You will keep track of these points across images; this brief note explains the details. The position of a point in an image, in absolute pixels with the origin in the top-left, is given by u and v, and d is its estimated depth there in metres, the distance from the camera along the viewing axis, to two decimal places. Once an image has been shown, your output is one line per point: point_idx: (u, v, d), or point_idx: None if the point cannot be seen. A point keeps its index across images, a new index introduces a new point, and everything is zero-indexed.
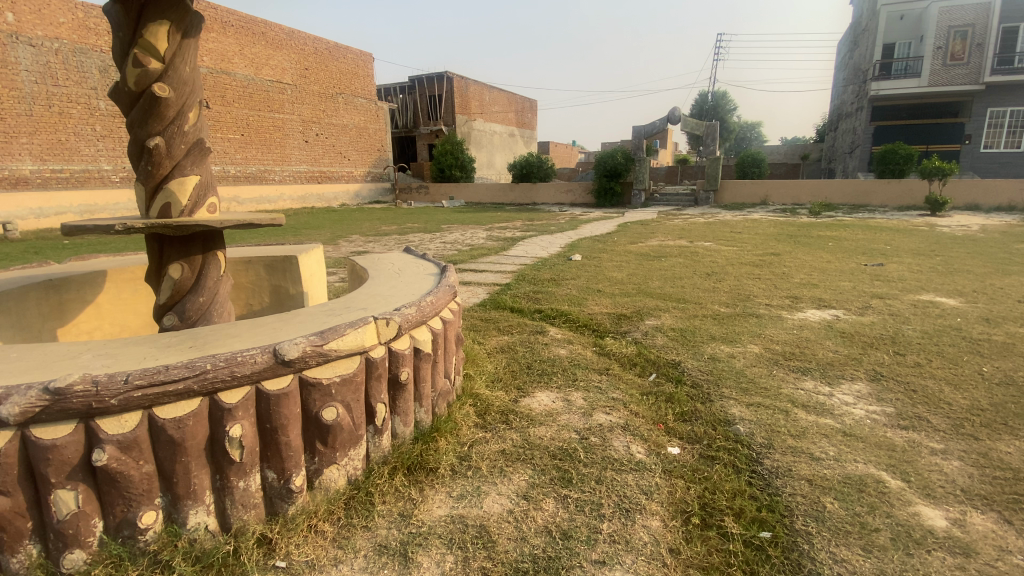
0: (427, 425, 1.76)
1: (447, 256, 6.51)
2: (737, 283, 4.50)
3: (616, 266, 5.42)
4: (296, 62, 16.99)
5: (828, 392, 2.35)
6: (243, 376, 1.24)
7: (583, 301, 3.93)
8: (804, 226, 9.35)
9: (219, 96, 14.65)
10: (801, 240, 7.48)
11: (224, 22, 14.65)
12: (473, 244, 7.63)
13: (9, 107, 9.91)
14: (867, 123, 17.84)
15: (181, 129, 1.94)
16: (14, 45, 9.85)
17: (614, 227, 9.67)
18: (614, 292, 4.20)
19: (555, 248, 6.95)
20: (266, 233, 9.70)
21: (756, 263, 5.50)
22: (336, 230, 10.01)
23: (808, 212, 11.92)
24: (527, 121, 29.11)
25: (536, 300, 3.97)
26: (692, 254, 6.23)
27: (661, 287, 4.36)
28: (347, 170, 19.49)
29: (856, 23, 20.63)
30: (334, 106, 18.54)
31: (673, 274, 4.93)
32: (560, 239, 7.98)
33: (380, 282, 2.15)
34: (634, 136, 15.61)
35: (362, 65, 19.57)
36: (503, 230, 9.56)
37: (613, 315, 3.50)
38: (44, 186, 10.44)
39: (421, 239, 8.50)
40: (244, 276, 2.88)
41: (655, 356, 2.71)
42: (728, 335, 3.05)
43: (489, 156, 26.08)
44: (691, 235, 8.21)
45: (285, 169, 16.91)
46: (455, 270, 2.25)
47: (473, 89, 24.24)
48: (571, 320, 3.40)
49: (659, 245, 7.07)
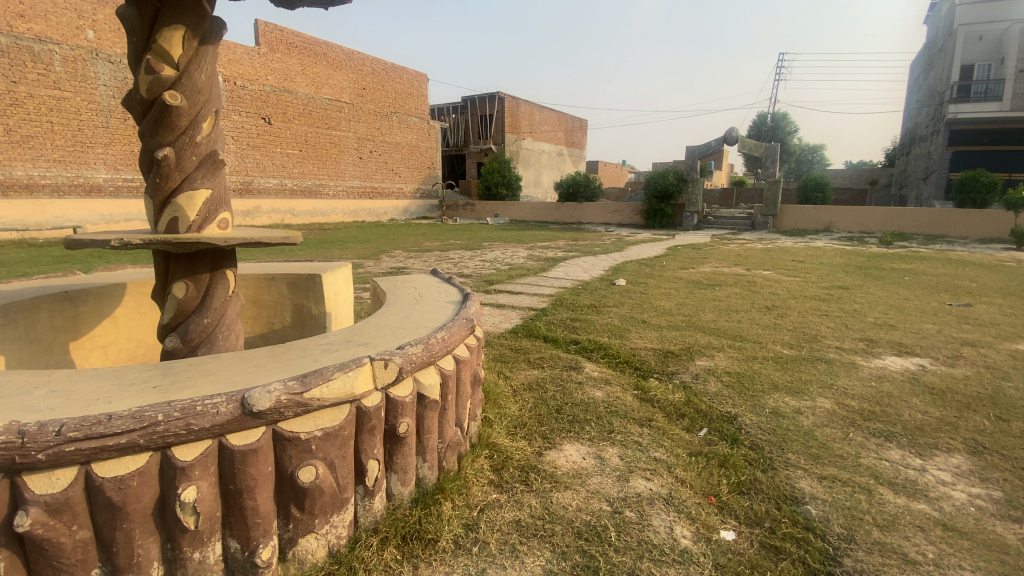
0: (430, 483, 1.51)
1: (485, 275, 6.34)
2: (801, 320, 4.05)
3: (663, 294, 5.05)
4: (355, 82, 17.60)
5: (919, 467, 1.92)
6: (201, 430, 1.03)
7: (626, 332, 3.62)
8: (874, 257, 8.60)
9: (281, 114, 15.31)
10: (872, 273, 6.82)
11: (289, 43, 15.38)
12: (514, 264, 7.44)
13: (89, 120, 10.67)
14: (944, 148, 16.52)
15: (193, 140, 1.82)
16: (94, 61, 10.62)
17: (663, 250, 9.26)
18: (659, 323, 3.86)
19: (598, 271, 6.64)
20: (313, 245, 9.92)
21: (822, 297, 5.00)
22: (380, 245, 10.11)
23: (878, 241, 11.03)
24: (576, 141, 29.01)
25: (573, 328, 3.69)
26: (748, 284, 5.76)
27: (712, 321, 3.96)
28: (397, 186, 19.94)
29: (932, 43, 19.42)
30: (388, 123, 19.05)
31: (727, 306, 4.52)
32: (604, 261, 7.66)
33: (395, 308, 1.94)
34: (687, 157, 15.06)
35: (417, 85, 20.09)
36: (546, 250, 9.34)
37: (659, 352, 3.17)
38: (115, 193, 11.17)
39: (461, 256, 8.40)
40: (266, 293, 2.75)
41: (707, 408, 2.37)
42: (792, 385, 2.65)
43: (537, 175, 26.06)
44: (747, 263, 7.69)
45: (339, 183, 17.45)
46: (478, 298, 2.00)
47: (524, 109, 24.42)
48: (612, 354, 3.10)
49: (712, 272, 6.62)
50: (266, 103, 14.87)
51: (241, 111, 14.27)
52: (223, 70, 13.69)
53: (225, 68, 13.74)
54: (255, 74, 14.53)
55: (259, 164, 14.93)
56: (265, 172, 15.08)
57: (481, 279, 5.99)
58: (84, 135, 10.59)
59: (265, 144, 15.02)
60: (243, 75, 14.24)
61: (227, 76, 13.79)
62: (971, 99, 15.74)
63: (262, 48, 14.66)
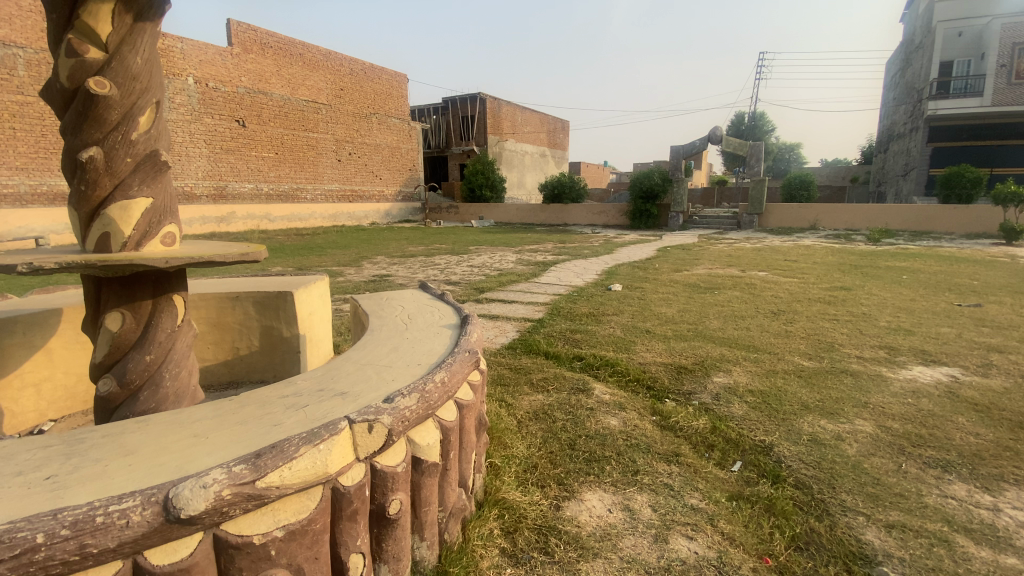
0: (430, 566, 1.20)
1: (474, 282, 6.03)
2: (813, 327, 3.82)
3: (663, 300, 4.80)
4: (332, 83, 17.12)
5: (993, 506, 1.68)
6: (106, 551, 0.71)
7: (631, 345, 3.33)
8: (866, 255, 8.51)
9: (256, 116, 14.77)
10: (868, 272, 6.70)
11: (263, 43, 14.83)
12: (503, 269, 7.13)
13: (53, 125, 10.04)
14: (923, 144, 16.72)
15: (128, 138, 1.47)
16: None
17: (653, 251, 9.05)
18: (666, 333, 3.58)
19: (592, 275, 6.37)
20: (291, 253, 9.46)
21: (828, 300, 4.80)
22: (361, 250, 9.71)
23: (866, 238, 11.01)
24: (558, 141, 28.83)
25: (574, 342, 3.38)
26: (749, 286, 5.55)
27: (720, 329, 3.71)
28: (378, 189, 19.50)
29: (909, 41, 19.65)
30: (368, 125, 18.59)
31: (733, 312, 4.28)
32: (595, 264, 7.40)
33: (379, 337, 1.62)
34: (672, 156, 14.93)
35: (396, 85, 19.66)
36: (534, 253, 9.05)
37: (671, 367, 2.89)
38: None
39: (447, 261, 8.05)
40: (229, 314, 2.41)
41: (737, 436, 2.10)
42: (825, 405, 2.40)
43: (520, 176, 25.81)
44: (741, 263, 7.51)
45: (317, 187, 16.96)
46: (479, 323, 1.70)
47: (506, 110, 24.15)
48: (620, 371, 2.81)
49: (708, 274, 6.41)
50: (240, 105, 14.31)
51: (214, 114, 13.70)
52: (195, 71, 13.11)
53: (197, 69, 13.16)
54: (228, 75, 13.96)
55: (234, 168, 14.38)
56: (240, 176, 14.54)
57: (470, 287, 5.67)
58: (49, 141, 9.97)
59: (240, 148, 14.47)
60: (216, 77, 13.66)
61: (199, 78, 13.21)
62: (952, 95, 15.96)
63: (236, 49, 14.10)
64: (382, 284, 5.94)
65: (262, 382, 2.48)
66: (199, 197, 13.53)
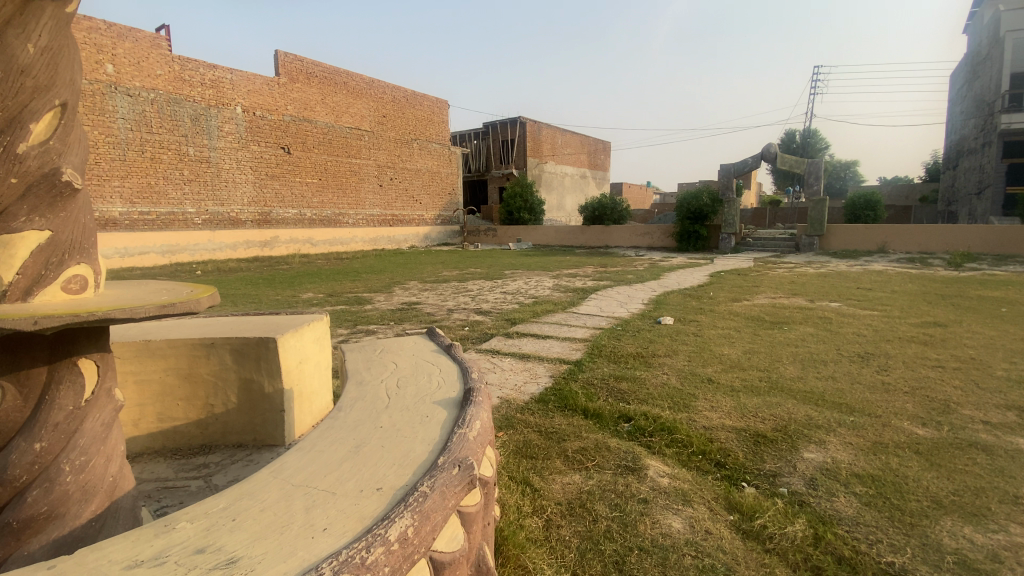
0: None
1: (506, 311, 5.59)
2: (916, 378, 3.11)
3: (722, 337, 4.16)
4: (375, 110, 17.39)
5: None
6: None
7: (690, 400, 2.74)
8: (950, 283, 7.50)
9: (300, 143, 15.08)
10: (961, 303, 5.78)
11: (309, 73, 15.22)
12: (539, 297, 6.62)
13: (106, 153, 11.01)
14: (996, 160, 15.21)
15: (12, 152, 1.29)
16: (113, 95, 11.04)
17: (704, 277, 8.34)
18: (732, 385, 2.97)
19: (638, 305, 5.77)
20: (325, 277, 9.34)
21: (924, 340, 4.02)
22: (396, 275, 9.50)
23: (945, 263, 9.85)
24: (600, 163, 28.39)
25: (621, 395, 2.83)
26: (822, 320, 4.82)
27: (800, 379, 3.07)
28: (418, 213, 19.53)
29: (974, 51, 18.18)
30: (409, 150, 18.73)
31: (810, 355, 3.61)
32: (641, 292, 6.80)
33: (343, 424, 1.14)
34: (721, 176, 14.12)
35: (438, 111, 19.85)
36: (574, 279, 8.51)
37: (746, 436, 2.30)
38: (131, 227, 11.45)
39: (481, 287, 7.64)
40: (202, 365, 2.01)
41: (853, 554, 1.50)
42: (965, 502, 1.75)
43: (560, 199, 25.47)
44: (807, 292, 6.70)
45: (359, 213, 17.07)
46: (486, 406, 1.20)
47: (547, 132, 23.97)
48: (679, 441, 2.25)
49: (771, 304, 5.69)
50: (285, 133, 14.65)
51: (260, 141, 14.05)
52: (243, 100, 13.54)
53: (245, 98, 13.60)
54: (274, 104, 14.35)
55: (278, 194, 14.64)
56: (284, 202, 14.80)
57: (501, 317, 5.20)
58: (101, 169, 10.92)
59: (284, 174, 14.75)
60: (263, 106, 14.06)
61: (246, 107, 13.62)
62: None
63: (282, 79, 14.52)
64: (410, 314, 5.54)
65: (239, 447, 2.08)
66: (244, 222, 13.81)
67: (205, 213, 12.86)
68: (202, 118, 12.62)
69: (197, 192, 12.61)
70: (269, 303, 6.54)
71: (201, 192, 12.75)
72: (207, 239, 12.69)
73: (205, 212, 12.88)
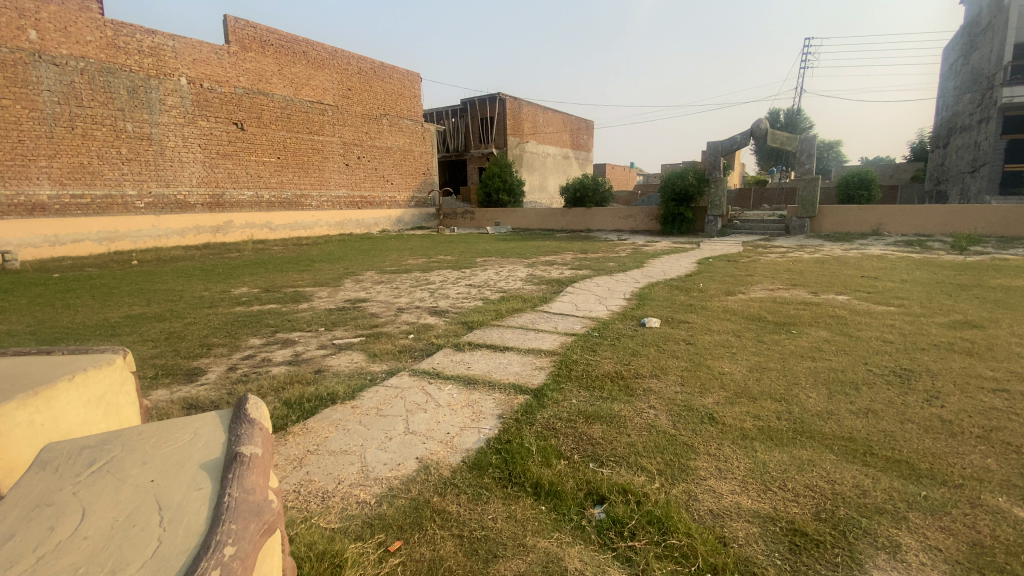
0: None
1: (464, 310, 4.76)
2: (988, 413, 2.32)
3: (720, 346, 3.36)
4: (339, 83, 16.12)
5: None
6: None
7: (688, 457, 1.93)
8: (961, 269, 6.84)
9: (255, 118, 13.83)
10: (982, 295, 5.11)
11: (263, 41, 13.91)
12: (507, 291, 5.76)
13: (30, 130, 9.76)
14: (996, 137, 14.55)
15: None
16: (36, 64, 9.75)
17: (691, 264, 7.59)
18: (743, 429, 2.16)
19: (617, 301, 4.96)
20: (272, 268, 8.33)
21: (970, 351, 3.24)
22: (352, 265, 8.57)
23: (947, 247, 9.21)
24: (582, 142, 27.44)
25: (590, 448, 2.00)
26: (836, 320, 4.06)
27: (834, 419, 2.27)
28: (389, 195, 18.46)
29: (972, 23, 17.40)
30: (378, 127, 17.57)
31: (838, 376, 2.81)
32: (622, 283, 6.00)
33: None
34: (708, 154, 13.24)
35: (409, 84, 18.61)
36: (549, 268, 7.65)
37: (778, 535, 1.50)
38: (63, 212, 10.25)
39: (444, 279, 6.77)
40: None
41: None
42: None
43: (541, 179, 24.53)
44: (808, 282, 5.98)
45: (323, 194, 15.99)
46: None
47: (527, 109, 22.91)
48: (677, 550, 1.43)
49: (771, 299, 4.94)
50: (238, 107, 13.40)
51: (209, 116, 12.79)
52: (188, 71, 12.24)
53: (191, 69, 12.29)
54: (225, 75, 13.06)
55: (232, 174, 13.45)
56: (238, 183, 13.61)
57: (457, 320, 4.34)
58: (24, 148, 9.70)
59: (239, 153, 13.55)
60: (212, 77, 12.77)
61: (192, 78, 12.32)
62: None
63: (233, 47, 13.18)
64: (346, 316, 4.62)
65: None
66: (194, 205, 12.65)
67: (149, 195, 11.64)
68: (141, 90, 11.33)
69: (139, 173, 11.40)
70: (190, 301, 5.58)
71: (143, 172, 11.52)
72: (152, 225, 11.52)
73: (148, 194, 11.65)
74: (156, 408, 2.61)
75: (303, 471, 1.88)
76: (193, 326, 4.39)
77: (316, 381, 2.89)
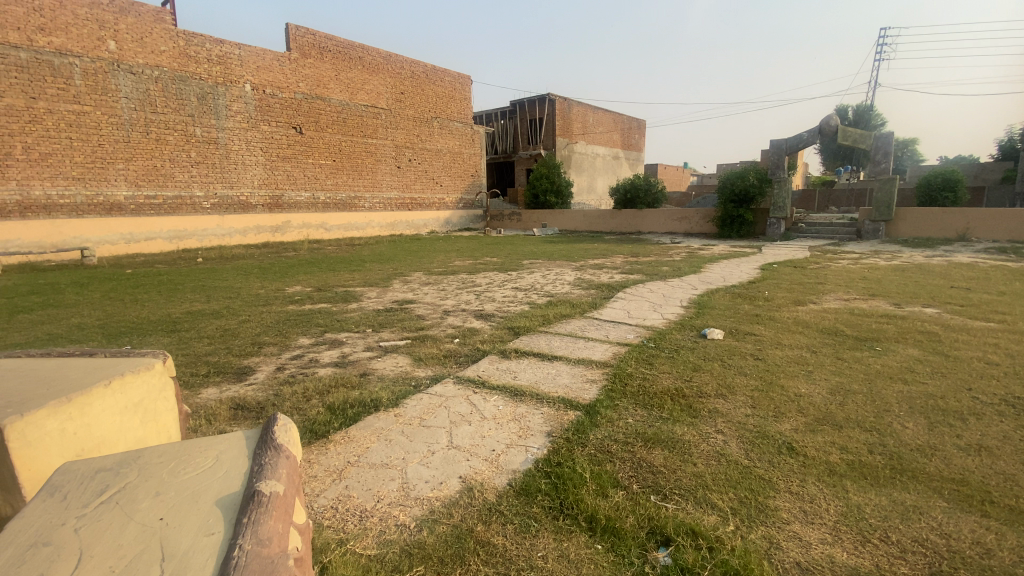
0: None
1: (511, 314, 4.62)
2: None
3: (794, 363, 3.03)
4: (392, 87, 16.44)
5: None
6: None
7: (766, 495, 1.68)
8: None
9: (313, 122, 14.31)
10: None
11: (321, 47, 14.38)
12: (555, 295, 5.57)
13: (109, 135, 10.45)
14: None
15: None
16: (116, 73, 10.43)
17: (754, 270, 7.12)
18: (829, 463, 1.88)
19: (674, 308, 4.67)
20: (325, 267, 8.52)
21: None
22: (401, 265, 8.62)
23: None
24: (634, 142, 26.79)
25: (652, 478, 1.78)
26: (928, 337, 3.61)
27: (939, 457, 1.94)
28: (439, 196, 18.67)
29: None
30: (429, 130, 17.81)
31: (937, 404, 2.45)
32: (678, 289, 5.69)
33: None
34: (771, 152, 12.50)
35: (459, 87, 18.75)
36: (599, 271, 7.40)
37: None
38: (137, 211, 10.94)
39: (491, 282, 6.66)
40: None
41: None
42: None
43: (591, 180, 24.14)
44: (888, 292, 5.45)
45: (376, 196, 16.36)
46: None
47: (577, 110, 22.60)
48: None
49: (847, 310, 4.49)
50: (297, 112, 13.91)
51: (271, 121, 13.34)
52: (252, 77, 12.81)
53: (255, 75, 12.85)
54: (286, 81, 13.57)
55: (290, 176, 13.96)
56: (296, 184, 14.12)
57: (504, 325, 4.20)
58: (104, 151, 10.39)
59: (297, 156, 14.05)
60: (274, 83, 13.30)
61: (255, 84, 12.88)
62: None
63: (293, 53, 13.69)
64: (393, 317, 4.57)
65: None
66: (255, 206, 13.24)
67: (214, 196, 12.27)
68: (209, 96, 11.94)
69: (206, 175, 12.02)
70: (246, 299, 5.73)
71: (210, 174, 12.15)
72: (217, 224, 12.12)
73: (214, 195, 12.28)
74: (204, 408, 2.60)
75: (342, 485, 1.77)
76: (246, 324, 4.48)
77: (360, 385, 2.82)
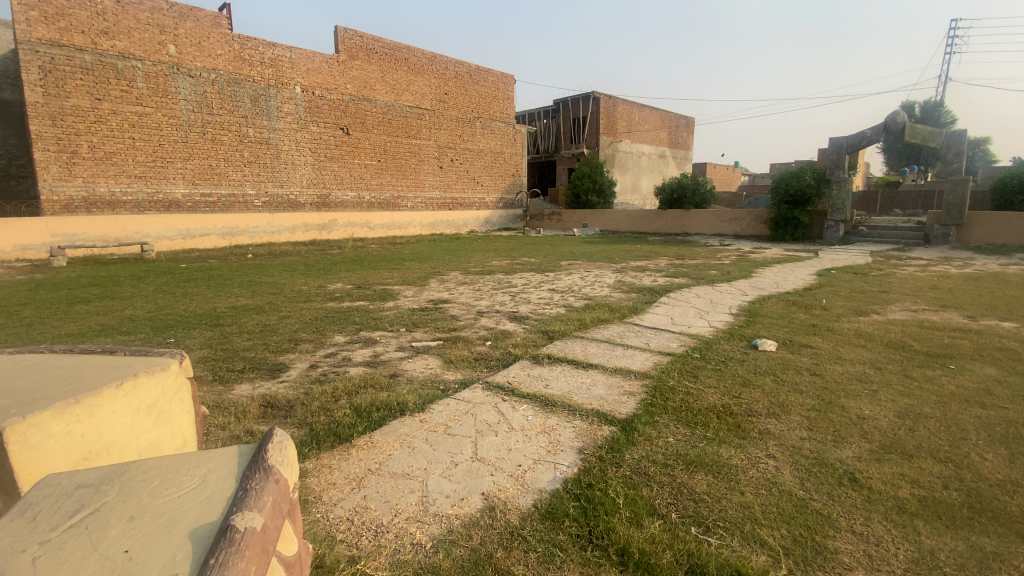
0: None
1: (548, 317, 4.48)
2: None
3: (856, 381, 2.75)
4: (436, 87, 16.59)
5: None
6: None
7: (825, 534, 1.48)
8: None
9: (359, 123, 14.61)
10: None
11: (369, 49, 14.66)
12: (594, 298, 5.40)
13: (169, 136, 11.00)
14: None
15: None
16: (176, 76, 10.97)
17: (809, 276, 6.68)
18: (899, 499, 1.65)
19: (721, 315, 4.41)
20: (366, 265, 8.64)
21: None
22: (440, 264, 8.64)
23: None
24: (681, 141, 26.00)
25: (694, 507, 1.61)
26: (1013, 355, 3.22)
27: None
28: (480, 196, 18.73)
29: None
30: (471, 130, 17.87)
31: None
32: (725, 295, 5.39)
33: None
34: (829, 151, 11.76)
35: (503, 86, 18.73)
36: (641, 274, 7.14)
37: None
38: (193, 208, 11.48)
39: (528, 282, 6.55)
40: None
41: None
42: None
43: (635, 180, 23.61)
44: (963, 303, 4.96)
45: (418, 195, 16.56)
46: None
47: (622, 108, 22.14)
48: None
49: (916, 322, 4.09)
50: (344, 113, 14.25)
51: (319, 122, 13.71)
52: (302, 79, 13.20)
53: (305, 78, 13.24)
54: (334, 83, 13.92)
55: (337, 176, 14.31)
56: (342, 184, 14.47)
57: (539, 328, 4.07)
58: (164, 151, 10.94)
59: (344, 156, 14.39)
60: (323, 85, 13.66)
61: (305, 86, 13.26)
62: None
63: (342, 56, 14.01)
64: (428, 317, 4.53)
65: None
66: (304, 205, 13.67)
67: (265, 195, 12.74)
68: (261, 98, 12.40)
69: (257, 174, 12.49)
70: (288, 295, 5.85)
71: (261, 174, 12.61)
72: (267, 222, 12.57)
73: (264, 194, 12.76)
74: (236, 404, 2.61)
75: (360, 495, 1.69)
76: (286, 320, 4.55)
77: (389, 387, 2.76)
